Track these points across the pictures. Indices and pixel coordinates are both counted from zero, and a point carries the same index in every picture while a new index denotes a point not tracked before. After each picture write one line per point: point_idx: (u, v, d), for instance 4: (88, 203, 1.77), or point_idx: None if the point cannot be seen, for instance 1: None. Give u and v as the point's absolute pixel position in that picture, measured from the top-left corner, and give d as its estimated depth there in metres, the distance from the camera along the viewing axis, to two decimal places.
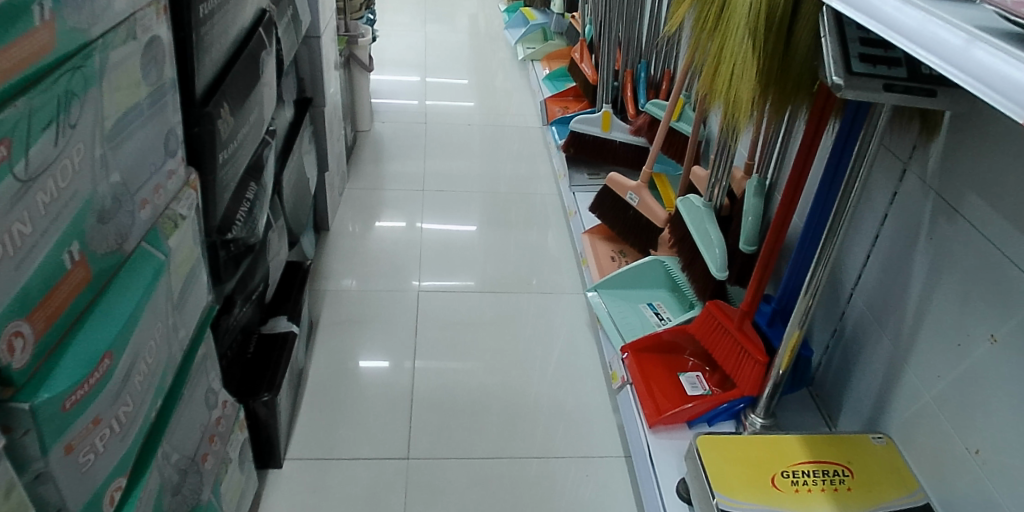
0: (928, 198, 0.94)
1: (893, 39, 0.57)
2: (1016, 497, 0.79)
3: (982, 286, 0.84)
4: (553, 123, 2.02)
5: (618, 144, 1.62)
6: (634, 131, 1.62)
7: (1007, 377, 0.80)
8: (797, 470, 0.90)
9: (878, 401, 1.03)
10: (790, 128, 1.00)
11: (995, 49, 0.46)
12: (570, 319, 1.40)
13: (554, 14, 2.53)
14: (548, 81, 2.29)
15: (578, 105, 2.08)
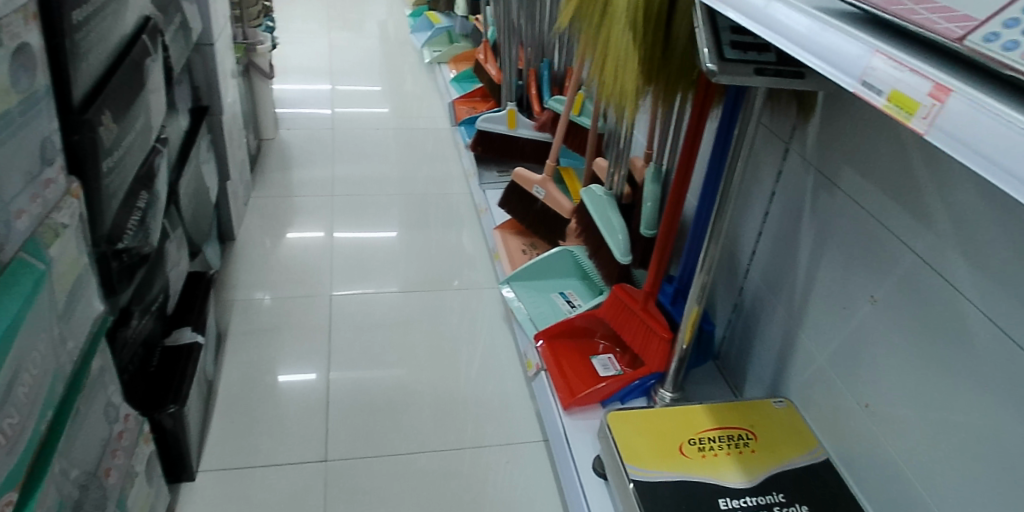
0: (808, 174, 1.00)
1: (744, 23, 0.63)
2: (906, 445, 0.87)
3: (859, 251, 0.91)
4: (462, 123, 2.04)
5: (523, 140, 1.66)
6: (538, 127, 1.66)
7: (891, 332, 0.87)
8: (704, 437, 0.96)
9: (777, 368, 1.09)
10: (677, 116, 1.05)
11: (840, 31, 0.51)
12: (484, 312, 1.42)
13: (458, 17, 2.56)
14: (456, 83, 2.32)
15: (486, 105, 2.11)
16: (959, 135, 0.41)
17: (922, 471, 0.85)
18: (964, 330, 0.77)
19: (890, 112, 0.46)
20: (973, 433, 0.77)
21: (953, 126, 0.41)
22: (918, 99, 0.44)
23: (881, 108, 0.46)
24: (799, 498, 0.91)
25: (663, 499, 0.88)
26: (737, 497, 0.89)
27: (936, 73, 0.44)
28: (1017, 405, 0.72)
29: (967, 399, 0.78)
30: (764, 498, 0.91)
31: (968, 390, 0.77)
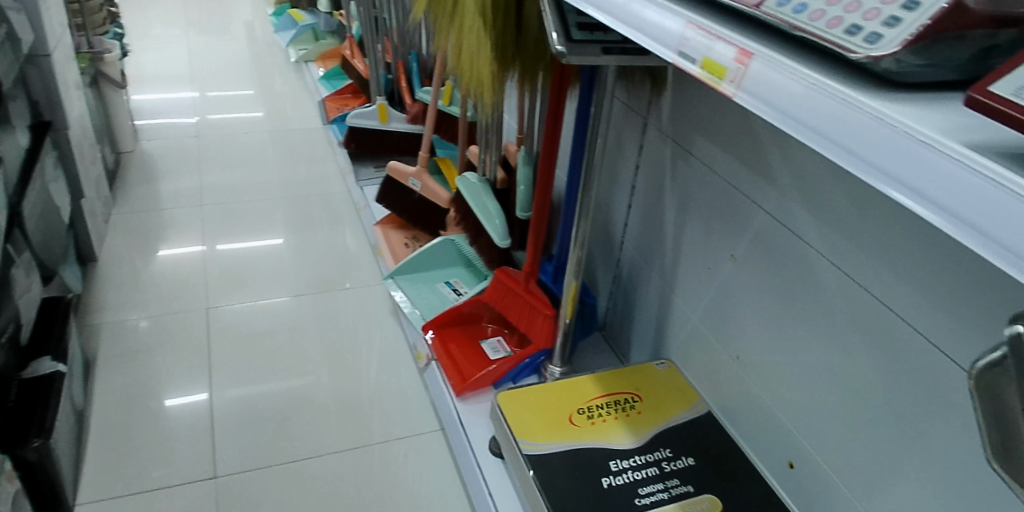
0: (667, 145, 1.05)
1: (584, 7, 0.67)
2: (773, 388, 0.94)
3: (718, 214, 0.97)
4: (332, 122, 2.07)
5: (398, 134, 1.68)
6: (412, 120, 1.69)
7: (751, 287, 0.94)
8: (592, 406, 1.01)
9: (657, 332, 1.15)
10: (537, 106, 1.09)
11: (661, 8, 0.56)
12: (370, 309, 1.43)
13: (321, 13, 2.54)
14: (324, 81, 2.34)
15: (358, 102, 2.16)
16: (762, 94, 0.47)
17: (791, 410, 0.92)
18: (813, 278, 0.84)
19: (702, 78, 0.51)
20: (829, 370, 0.85)
21: (757, 87, 0.47)
22: (725, 65, 0.49)
23: (697, 75, 0.51)
24: (684, 451, 0.98)
25: (556, 467, 0.93)
26: (627, 458, 0.95)
27: (739, 41, 0.49)
28: (863, 339, 0.79)
29: (822, 340, 0.85)
30: (651, 455, 0.97)
31: (821, 331, 0.84)
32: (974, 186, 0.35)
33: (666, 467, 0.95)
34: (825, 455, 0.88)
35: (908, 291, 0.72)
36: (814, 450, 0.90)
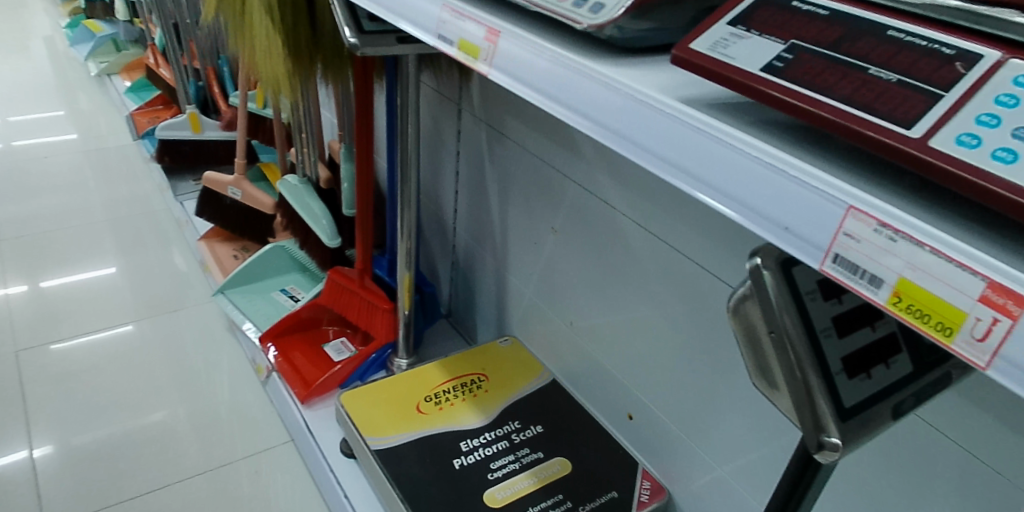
0: (481, 129, 1.07)
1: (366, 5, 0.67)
2: (605, 348, 0.99)
3: (534, 191, 1.01)
4: (144, 135, 1.96)
5: (213, 142, 1.79)
6: (225, 127, 1.81)
7: (572, 257, 0.99)
8: (439, 392, 1.05)
9: (498, 310, 1.18)
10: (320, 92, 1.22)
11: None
12: (202, 330, 1.49)
13: (121, 23, 2.40)
14: (132, 94, 2.20)
15: (169, 113, 2.05)
16: (511, 69, 0.51)
17: (623, 366, 0.98)
18: (623, 240, 0.89)
19: (458, 56, 0.55)
20: (645, 323, 0.91)
21: (505, 63, 0.52)
22: (477, 44, 0.54)
23: (455, 56, 0.55)
24: (531, 421, 1.03)
25: (406, 457, 0.95)
26: (476, 436, 1.00)
27: (486, 20, 0.54)
28: (670, 292, 0.86)
29: (636, 296, 0.91)
30: (501, 430, 1.02)
31: (635, 288, 0.91)
32: (689, 139, 0.42)
33: (515, 439, 1.00)
34: (656, 402, 0.95)
35: (701, 241, 0.79)
36: (648, 400, 0.96)
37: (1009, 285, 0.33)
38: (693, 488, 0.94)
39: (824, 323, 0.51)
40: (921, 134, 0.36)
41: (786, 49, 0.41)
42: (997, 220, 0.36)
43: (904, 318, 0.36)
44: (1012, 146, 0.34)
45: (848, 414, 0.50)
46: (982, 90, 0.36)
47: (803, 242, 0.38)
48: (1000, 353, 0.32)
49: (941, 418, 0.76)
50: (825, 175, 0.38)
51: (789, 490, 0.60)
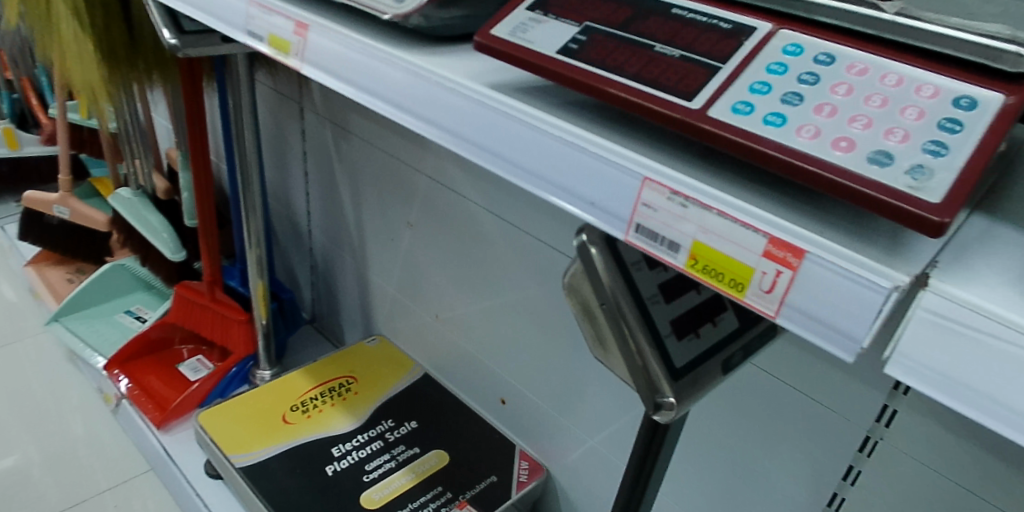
0: (325, 127, 1.05)
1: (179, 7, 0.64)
2: (469, 336, 1.00)
3: (385, 186, 1.00)
4: None
5: (34, 158, 1.69)
6: (46, 142, 1.71)
7: (429, 250, 0.98)
8: (306, 400, 1.05)
9: (363, 310, 1.17)
10: (146, 102, 1.31)
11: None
12: (42, 362, 1.37)
13: None
14: None
15: None
16: (321, 63, 0.51)
17: (488, 351, 0.99)
18: (476, 229, 0.90)
19: (271, 53, 0.54)
20: (507, 309, 0.93)
21: (314, 58, 0.51)
22: (288, 38, 0.53)
23: (267, 52, 0.55)
24: (406, 417, 1.04)
25: (274, 470, 0.95)
26: (349, 440, 1.00)
27: (294, 12, 0.53)
28: (525, 275, 0.88)
29: (495, 282, 0.92)
30: (374, 430, 1.02)
31: (492, 274, 0.92)
32: (492, 122, 0.43)
33: (389, 437, 1.01)
34: (524, 384, 0.97)
35: (547, 224, 0.81)
36: (517, 381, 0.98)
37: (785, 240, 0.36)
38: (568, 462, 0.97)
39: (651, 290, 0.54)
40: (700, 105, 0.38)
41: (580, 31, 0.42)
42: (777, 181, 0.40)
43: (701, 278, 0.38)
44: (780, 111, 0.37)
45: (680, 374, 0.52)
46: (754, 62, 0.39)
47: (608, 215, 0.40)
48: (786, 301, 0.36)
49: (776, 367, 0.83)
50: (618, 147, 0.40)
51: (643, 462, 0.64)
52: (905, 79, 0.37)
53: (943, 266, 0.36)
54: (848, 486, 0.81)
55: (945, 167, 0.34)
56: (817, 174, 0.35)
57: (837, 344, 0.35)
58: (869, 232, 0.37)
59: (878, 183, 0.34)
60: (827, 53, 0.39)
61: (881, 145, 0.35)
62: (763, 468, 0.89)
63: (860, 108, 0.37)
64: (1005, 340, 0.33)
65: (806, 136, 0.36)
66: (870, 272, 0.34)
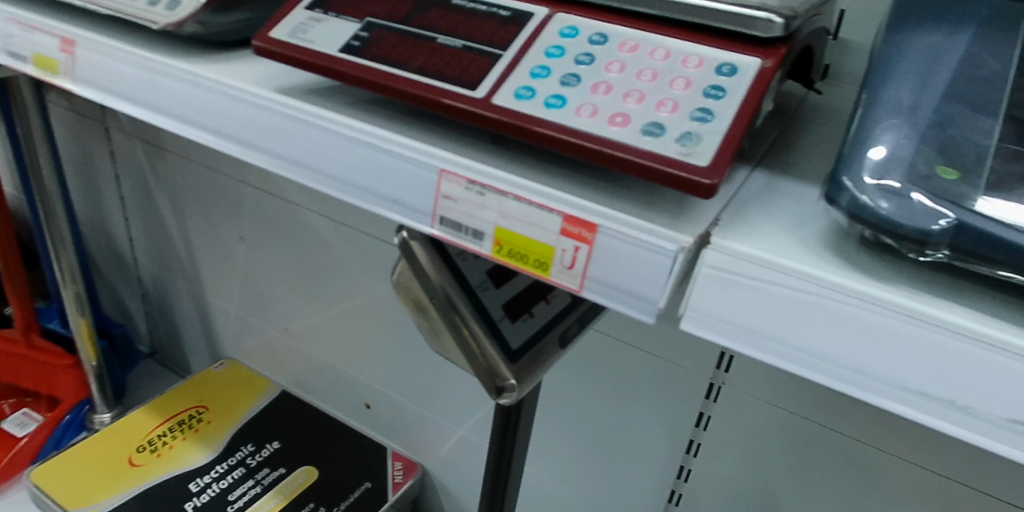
0: (136, 145, 1.08)
1: None
2: (315, 344, 1.06)
3: (210, 202, 1.05)
4: None
5: None
6: None
7: (260, 257, 1.04)
8: (154, 438, 1.02)
9: (205, 333, 1.21)
10: None
11: None
12: None
13: None
14: None
15: None
16: (96, 80, 0.48)
17: (340, 358, 1.04)
18: (300, 228, 0.97)
19: (38, 74, 0.50)
20: (351, 311, 0.98)
21: (86, 74, 0.48)
22: (55, 56, 0.49)
23: (32, 72, 0.51)
24: (266, 439, 1.04)
25: None
26: (207, 472, 0.98)
27: (61, 28, 0.50)
28: (359, 267, 0.94)
29: (337, 285, 0.98)
30: (234, 458, 1.01)
31: (329, 278, 0.98)
32: (283, 129, 0.42)
33: (251, 463, 1.00)
34: (377, 382, 1.02)
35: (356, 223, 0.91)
36: (368, 381, 1.03)
37: (578, 216, 0.37)
38: (444, 454, 1.00)
39: (479, 278, 0.54)
40: (484, 94, 0.39)
41: (362, 28, 0.43)
42: (568, 161, 0.41)
43: (507, 263, 0.39)
44: (559, 93, 0.38)
45: (516, 355, 0.52)
46: (533, 47, 0.40)
47: (410, 210, 0.40)
48: (587, 275, 0.37)
49: (617, 327, 0.87)
50: (412, 142, 0.40)
51: (503, 443, 0.65)
52: (671, 52, 0.40)
53: (724, 223, 0.39)
54: (701, 432, 0.86)
55: (711, 132, 0.36)
56: (596, 149, 0.36)
57: (636, 309, 0.37)
58: (656, 200, 0.39)
59: (652, 152, 0.36)
60: (600, 33, 0.41)
61: (653, 117, 0.37)
62: (625, 430, 0.92)
63: (633, 83, 0.38)
64: (778, 284, 0.36)
65: (584, 115, 0.37)
66: (656, 237, 0.36)
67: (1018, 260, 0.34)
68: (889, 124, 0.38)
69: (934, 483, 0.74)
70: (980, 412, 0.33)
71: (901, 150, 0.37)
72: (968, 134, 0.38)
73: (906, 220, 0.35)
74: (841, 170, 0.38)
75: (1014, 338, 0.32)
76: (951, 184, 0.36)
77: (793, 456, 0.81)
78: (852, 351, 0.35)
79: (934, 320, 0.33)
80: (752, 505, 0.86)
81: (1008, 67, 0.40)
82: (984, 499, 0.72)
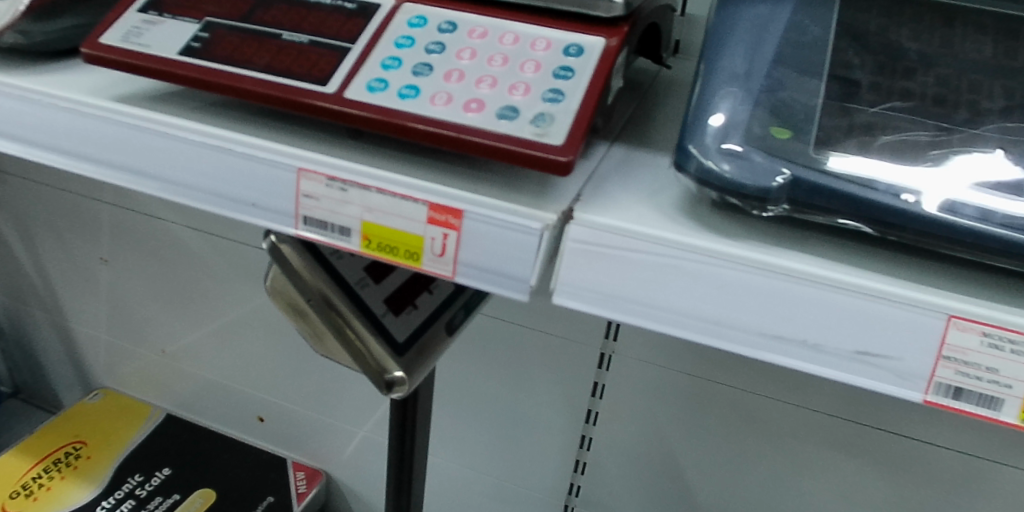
0: None
1: None
2: (197, 361, 1.05)
3: (64, 222, 1.01)
4: None
5: None
6: None
7: (127, 275, 1.02)
8: (28, 481, 0.95)
9: (75, 367, 1.15)
10: None
11: None
12: None
13: None
14: None
15: None
16: None
17: (229, 373, 1.03)
18: (167, 238, 0.96)
19: None
20: (230, 324, 0.98)
21: None
22: None
23: None
24: (155, 468, 0.99)
25: None
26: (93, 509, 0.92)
27: None
28: (234, 272, 0.94)
29: (211, 295, 0.98)
30: (121, 491, 0.95)
31: (204, 289, 0.98)
32: (126, 139, 0.40)
33: (141, 493, 0.95)
34: (265, 390, 1.02)
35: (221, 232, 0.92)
36: (259, 391, 1.03)
37: (443, 204, 0.38)
38: (346, 457, 1.02)
39: (357, 275, 0.53)
40: (336, 89, 0.39)
41: (201, 28, 0.42)
42: (430, 150, 0.42)
43: (377, 256, 0.39)
44: (412, 83, 0.39)
45: (404, 348, 0.52)
46: (382, 39, 0.41)
47: (272, 213, 0.39)
48: (458, 261, 0.38)
49: (502, 309, 0.88)
50: (268, 143, 0.39)
51: (402, 439, 0.64)
52: (520, 37, 0.41)
53: (586, 198, 0.40)
54: (598, 401, 0.89)
55: (562, 112, 0.37)
56: (453, 137, 0.37)
57: (510, 288, 0.38)
58: (519, 182, 0.40)
59: (508, 135, 0.37)
60: (449, 21, 0.41)
61: (507, 101, 0.38)
62: (522, 411, 0.94)
63: (485, 70, 0.39)
64: (639, 251, 0.38)
65: (439, 104, 0.38)
66: (521, 217, 0.37)
67: (848, 207, 0.37)
68: (726, 93, 0.40)
69: (808, 418, 0.80)
70: (828, 348, 0.36)
71: (738, 115, 0.39)
72: (797, 95, 0.40)
73: (749, 180, 0.38)
74: (687, 138, 0.40)
75: (848, 278, 0.36)
76: (785, 143, 0.39)
77: (684, 411, 0.85)
78: (713, 307, 0.37)
79: (780, 270, 0.36)
80: (651, 463, 0.90)
81: (828, 31, 0.43)
82: (852, 427, 0.79)
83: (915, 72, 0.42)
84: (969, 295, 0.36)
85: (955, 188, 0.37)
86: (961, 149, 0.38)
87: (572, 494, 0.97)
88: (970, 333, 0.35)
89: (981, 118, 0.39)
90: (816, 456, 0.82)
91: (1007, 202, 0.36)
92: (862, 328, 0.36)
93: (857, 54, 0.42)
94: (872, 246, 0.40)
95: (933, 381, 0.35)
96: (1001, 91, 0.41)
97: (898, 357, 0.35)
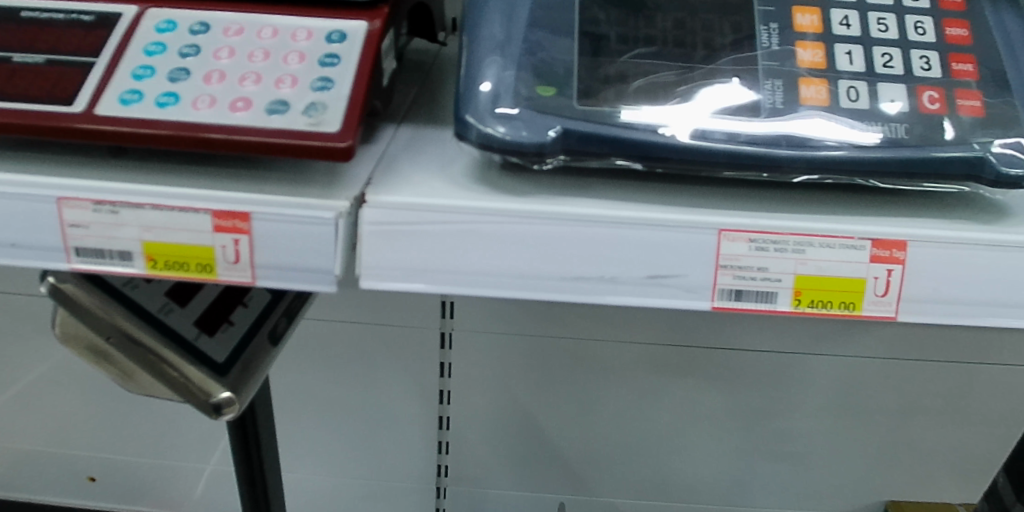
0: None
1: None
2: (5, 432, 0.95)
3: None
4: None
5: None
6: None
7: None
8: None
9: None
10: None
11: None
12: None
13: None
14: None
15: None
16: None
17: (48, 436, 0.94)
18: None
19: None
20: (36, 385, 0.90)
21: None
22: None
23: None
24: None
25: None
26: None
27: None
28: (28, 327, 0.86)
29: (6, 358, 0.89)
30: None
31: None
32: None
33: None
34: (93, 446, 0.94)
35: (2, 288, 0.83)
36: (86, 449, 0.95)
37: (226, 209, 0.36)
38: (200, 493, 0.97)
39: (159, 302, 0.50)
40: (84, 107, 0.36)
41: None
42: (205, 158, 0.40)
43: (167, 275, 0.37)
44: (170, 90, 0.37)
45: (228, 367, 0.49)
46: (129, 48, 0.38)
47: (37, 250, 0.37)
48: (254, 265, 0.37)
49: (332, 310, 0.87)
50: (19, 177, 0.36)
51: (249, 461, 0.62)
52: (279, 30, 0.40)
53: (377, 180, 0.41)
54: (447, 380, 0.90)
55: (335, 98, 0.37)
56: (224, 139, 0.36)
57: (315, 282, 0.37)
58: (306, 175, 0.40)
59: (282, 129, 0.36)
60: (201, 22, 0.40)
61: (275, 96, 0.37)
62: (376, 407, 0.94)
63: (246, 67, 0.38)
64: (437, 221, 0.39)
65: (202, 107, 0.36)
66: (312, 209, 0.36)
67: (618, 149, 0.40)
68: (490, 61, 0.42)
69: (640, 352, 0.87)
70: (623, 278, 0.39)
71: (504, 80, 0.41)
72: (554, 54, 0.43)
73: (525, 137, 0.40)
74: (463, 108, 0.41)
75: (628, 212, 0.39)
76: (550, 99, 0.41)
77: (530, 371, 0.88)
78: (514, 260, 0.39)
79: (567, 215, 0.39)
80: (511, 427, 0.93)
81: None
82: (679, 351, 0.86)
83: (655, 18, 0.45)
84: (732, 209, 0.41)
85: (702, 118, 0.41)
86: (702, 83, 0.42)
87: (443, 475, 0.98)
88: (739, 241, 0.39)
89: (716, 54, 0.44)
90: (654, 384, 0.89)
91: (747, 124, 0.41)
92: (648, 254, 0.39)
93: (602, 9, 0.46)
94: (644, 181, 0.44)
95: (717, 289, 0.39)
96: (731, 26, 0.45)
97: (684, 274, 0.39)
